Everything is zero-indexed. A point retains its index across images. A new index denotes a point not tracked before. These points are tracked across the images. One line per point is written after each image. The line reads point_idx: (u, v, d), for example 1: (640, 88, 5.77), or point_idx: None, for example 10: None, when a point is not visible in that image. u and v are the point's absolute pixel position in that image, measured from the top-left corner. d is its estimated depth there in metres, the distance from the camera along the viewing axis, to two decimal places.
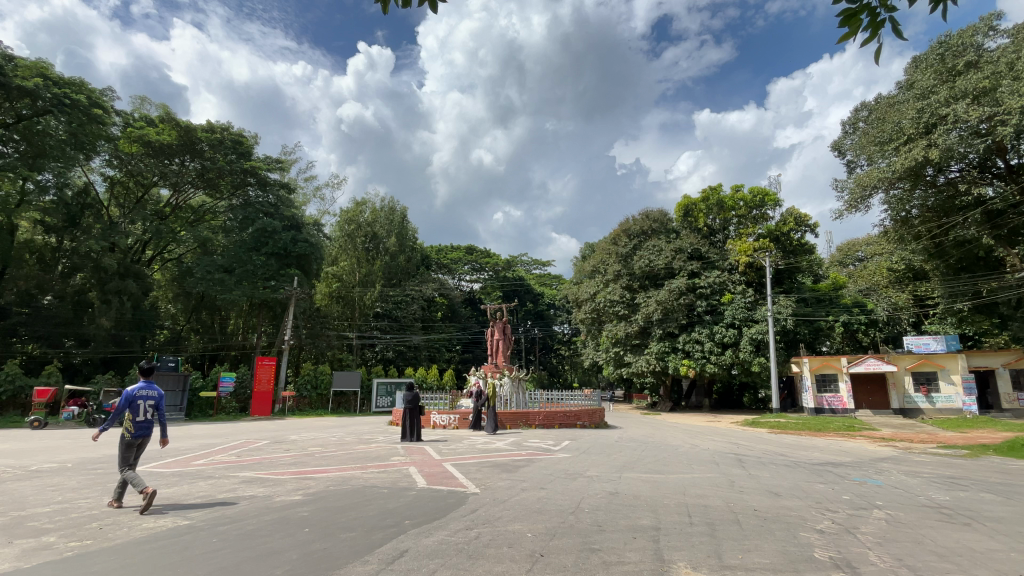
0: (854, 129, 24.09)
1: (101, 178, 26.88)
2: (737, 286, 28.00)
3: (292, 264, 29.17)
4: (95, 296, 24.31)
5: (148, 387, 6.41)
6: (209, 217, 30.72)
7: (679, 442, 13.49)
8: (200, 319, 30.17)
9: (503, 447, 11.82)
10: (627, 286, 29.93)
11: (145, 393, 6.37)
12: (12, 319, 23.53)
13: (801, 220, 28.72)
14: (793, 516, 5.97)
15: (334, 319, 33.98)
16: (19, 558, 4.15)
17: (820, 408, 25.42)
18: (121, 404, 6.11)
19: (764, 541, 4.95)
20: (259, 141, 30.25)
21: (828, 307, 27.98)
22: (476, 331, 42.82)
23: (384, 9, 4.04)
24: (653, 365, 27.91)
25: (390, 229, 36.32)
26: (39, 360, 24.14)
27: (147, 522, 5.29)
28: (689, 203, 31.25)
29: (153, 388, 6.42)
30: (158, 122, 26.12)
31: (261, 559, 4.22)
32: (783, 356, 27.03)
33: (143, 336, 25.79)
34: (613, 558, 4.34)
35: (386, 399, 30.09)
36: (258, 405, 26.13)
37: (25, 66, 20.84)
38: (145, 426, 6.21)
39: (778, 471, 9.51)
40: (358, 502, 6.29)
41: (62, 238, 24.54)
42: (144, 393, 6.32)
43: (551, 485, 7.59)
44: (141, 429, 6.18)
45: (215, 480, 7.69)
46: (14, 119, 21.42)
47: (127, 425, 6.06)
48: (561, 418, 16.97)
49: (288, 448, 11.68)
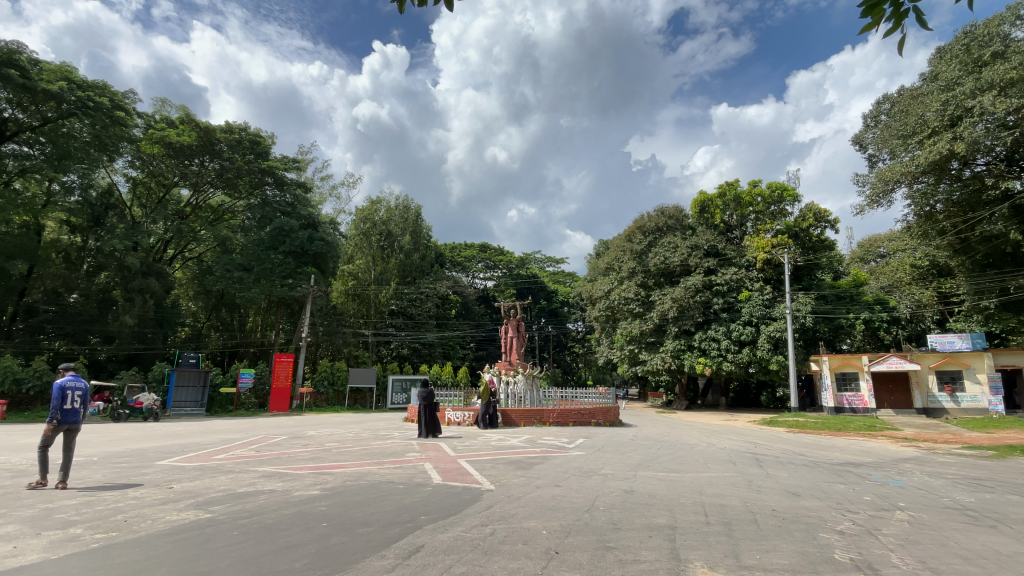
0: (876, 122, 23.51)
1: (124, 179, 27.57)
2: (754, 284, 27.58)
3: (309, 262, 29.51)
4: (119, 294, 24.85)
5: (74, 379, 7.25)
6: (228, 216, 31.22)
7: (695, 441, 13.37)
8: (219, 317, 30.69)
9: (516, 444, 11.83)
10: (642, 283, 29.77)
11: (73, 385, 7.21)
12: (41, 317, 24.27)
13: (820, 216, 28.17)
14: (813, 517, 5.87)
15: (350, 316, 33.79)
16: (48, 550, 4.27)
17: (839, 408, 24.94)
18: (53, 394, 6.92)
19: (782, 541, 4.89)
20: (276, 140, 30.58)
21: (849, 305, 28.06)
22: (490, 329, 43.02)
23: (400, 9, 4.01)
24: (668, 363, 27.59)
25: (404, 228, 36.63)
26: (65, 356, 24.78)
27: (170, 515, 5.41)
28: (705, 198, 30.79)
29: (80, 381, 7.29)
30: (178, 123, 26.57)
31: (279, 552, 4.28)
32: (802, 355, 26.56)
33: (165, 334, 26.62)
34: (629, 557, 4.32)
35: (401, 396, 30.63)
36: (277, 401, 26.45)
37: (50, 70, 21.33)
38: (72, 413, 7.04)
39: (798, 471, 9.36)
40: (375, 497, 6.36)
41: (87, 238, 25.20)
42: (72, 384, 7.18)
43: (566, 482, 7.57)
44: (69, 416, 7.00)
45: (236, 475, 7.82)
46: (40, 121, 22.02)
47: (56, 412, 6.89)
48: (576, 416, 16.87)
49: (305, 443, 11.84)
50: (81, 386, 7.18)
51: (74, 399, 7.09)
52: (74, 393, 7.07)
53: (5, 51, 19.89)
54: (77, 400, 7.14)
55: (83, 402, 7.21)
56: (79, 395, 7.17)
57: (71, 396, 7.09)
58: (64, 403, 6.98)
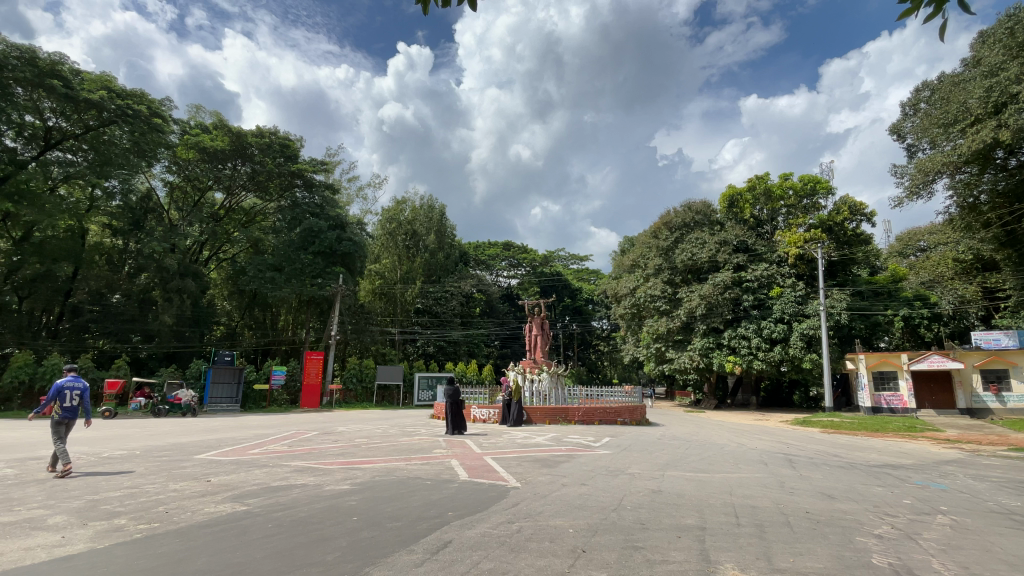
0: (915, 111, 22.52)
1: (162, 184, 28.63)
2: (786, 279, 26.82)
3: (337, 262, 30.12)
4: (158, 293, 25.75)
5: (73, 379, 7.95)
6: (260, 218, 32.02)
7: (724, 441, 13.10)
8: (252, 316, 31.57)
9: (542, 442, 11.84)
10: (668, 280, 29.26)
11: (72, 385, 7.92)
12: (86, 317, 25.53)
13: (856, 209, 27.22)
14: (849, 520, 5.67)
15: (378, 315, 34.32)
16: (95, 539, 4.50)
17: (877, 408, 24.02)
18: (50, 393, 7.65)
19: (817, 544, 4.74)
20: (304, 143, 31.30)
21: (887, 301, 27.38)
22: (514, 327, 43.21)
23: (424, 10, 4.06)
24: (696, 362, 27.12)
25: (429, 227, 36.92)
26: (109, 354, 26.00)
27: (209, 507, 5.62)
28: (734, 192, 30.09)
29: (78, 380, 7.99)
30: (212, 129, 27.47)
31: (312, 545, 4.39)
32: (837, 352, 25.77)
33: (202, 332, 27.68)
34: (657, 557, 4.27)
35: (427, 393, 31.02)
36: (308, 398, 27.15)
37: (91, 79, 22.18)
38: (70, 409, 7.72)
39: (833, 473, 9.08)
40: (403, 492, 6.46)
41: (127, 240, 26.20)
42: (70, 384, 7.86)
43: (593, 481, 7.53)
44: (67, 412, 7.68)
45: (270, 469, 8.06)
46: (82, 130, 23.11)
47: (56, 409, 7.61)
48: (601, 414, 16.74)
49: (335, 438, 12.12)
50: (82, 386, 7.88)
51: (74, 398, 7.80)
52: (76, 393, 7.78)
53: (49, 62, 20.88)
54: (76, 397, 7.86)
55: (81, 400, 7.93)
56: (79, 393, 7.88)
57: (68, 394, 7.79)
58: (62, 401, 7.69)
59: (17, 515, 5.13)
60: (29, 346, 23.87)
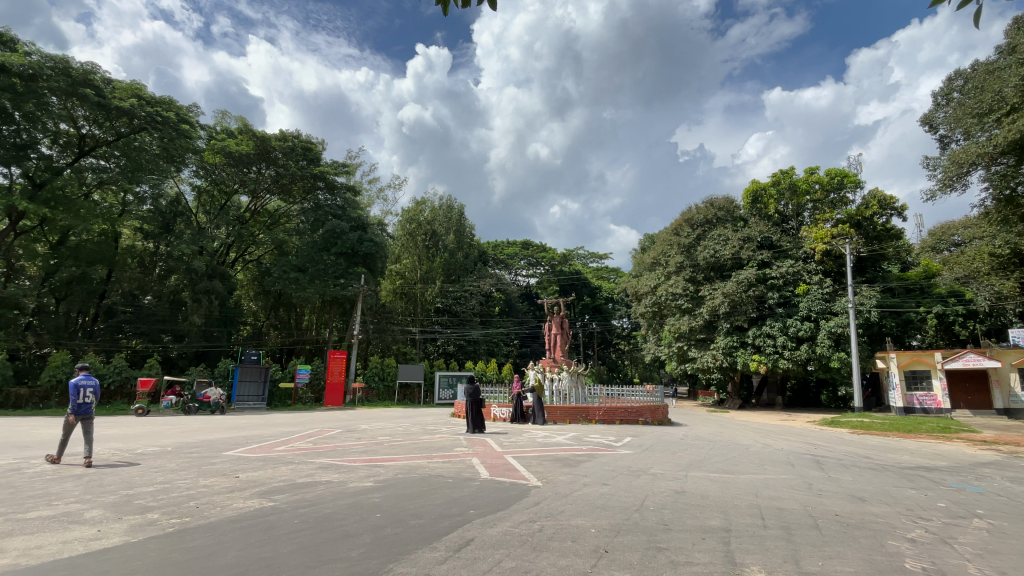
0: (947, 100, 21.70)
1: (190, 188, 29.49)
2: (813, 276, 26.18)
3: (359, 262, 30.56)
4: (187, 295, 26.51)
5: (87, 376, 8.33)
6: (284, 220, 32.61)
7: (749, 441, 12.86)
8: (278, 316, 32.22)
9: (562, 441, 11.81)
10: (690, 278, 28.79)
11: (86, 382, 8.31)
12: (120, 317, 26.40)
13: (885, 203, 26.34)
14: (880, 523, 5.51)
15: (399, 315, 34.73)
16: (130, 533, 4.65)
17: (909, 408, 23.23)
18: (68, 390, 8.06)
19: (847, 548, 4.61)
20: (326, 146, 31.81)
21: (919, 298, 26.33)
22: (534, 326, 43.24)
23: (445, 10, 4.12)
24: (720, 361, 26.66)
25: (448, 227, 37.30)
26: (141, 353, 26.84)
27: (237, 503, 5.76)
28: (758, 188, 29.46)
29: (92, 377, 8.37)
30: (237, 134, 28.15)
31: (336, 541, 4.46)
32: (866, 351, 25.02)
33: (229, 332, 28.32)
34: (681, 558, 4.22)
35: (448, 391, 31.27)
36: (332, 396, 27.63)
37: (121, 87, 23.00)
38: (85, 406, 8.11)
39: (862, 474, 8.85)
40: (425, 490, 6.51)
41: (158, 244, 27.00)
42: (85, 381, 8.26)
43: (614, 481, 7.47)
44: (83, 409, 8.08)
45: (296, 466, 8.23)
46: (114, 137, 23.93)
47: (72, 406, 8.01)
48: (622, 414, 16.60)
49: (358, 436, 12.31)
50: (93, 383, 8.24)
51: (87, 394, 8.19)
52: (88, 390, 8.15)
53: (82, 72, 21.62)
54: (89, 394, 8.25)
55: (95, 397, 8.31)
56: (92, 390, 8.25)
57: (84, 391, 8.18)
58: (77, 398, 8.09)
59: (56, 509, 5.34)
60: (66, 346, 24.84)
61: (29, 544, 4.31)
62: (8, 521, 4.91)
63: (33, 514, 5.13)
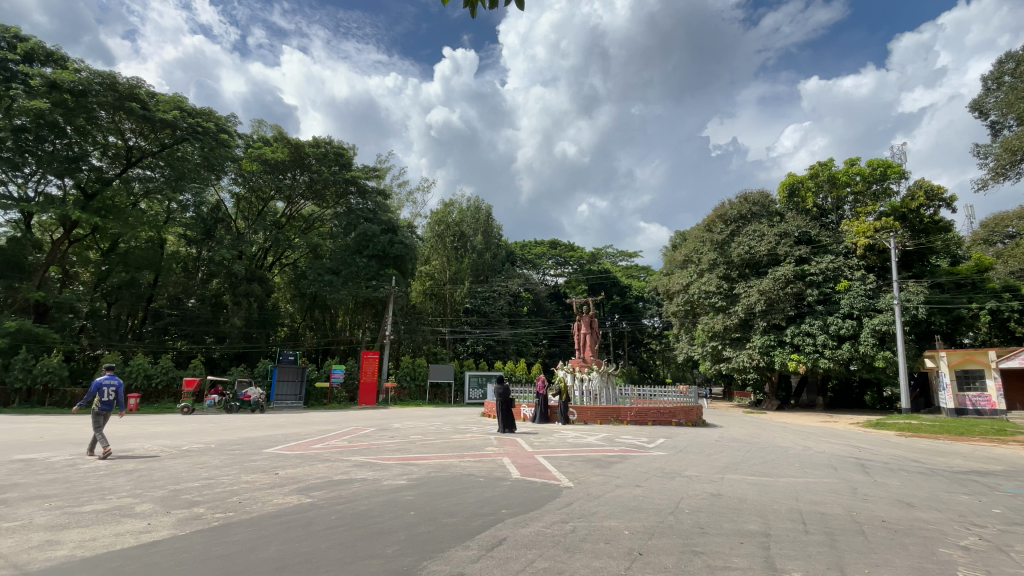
0: (998, 85, 20.29)
1: (229, 195, 30.65)
2: (854, 272, 25.12)
3: (390, 264, 31.09)
4: (228, 298, 27.62)
5: (110, 376, 8.94)
6: (319, 224, 33.35)
7: (788, 443, 12.45)
8: (313, 317, 33.10)
9: (593, 442, 11.71)
10: (724, 275, 28.05)
11: (109, 381, 8.91)
12: (166, 320, 27.61)
13: (933, 194, 25.04)
14: (931, 530, 5.23)
15: (429, 315, 35.16)
16: (178, 526, 4.87)
17: (962, 408, 22.01)
18: (91, 389, 8.67)
19: (895, 555, 4.41)
20: (357, 151, 32.50)
21: (970, 293, 24.90)
22: (563, 326, 43.10)
23: (473, 13, 4.15)
24: (756, 360, 25.85)
25: (476, 228, 37.83)
26: (186, 354, 27.96)
27: (277, 499, 5.95)
28: (795, 181, 28.57)
29: (114, 376, 8.95)
30: (273, 142, 29.08)
31: (372, 538, 4.55)
32: (913, 350, 23.86)
33: (267, 333, 29.12)
34: (718, 563, 4.12)
35: (478, 391, 31.49)
36: (365, 395, 28.17)
37: (165, 100, 23.92)
38: (108, 403, 8.70)
39: (911, 478, 8.44)
40: (457, 489, 6.58)
41: (201, 249, 28.30)
42: (107, 380, 8.87)
43: (648, 483, 7.35)
44: (106, 405, 8.67)
45: (332, 463, 8.43)
46: (159, 147, 25.04)
47: (95, 403, 8.61)
48: (655, 415, 16.33)
49: (391, 435, 12.51)
50: (114, 381, 8.84)
51: (110, 392, 8.80)
52: (109, 388, 8.76)
53: (128, 87, 22.62)
54: (112, 392, 8.85)
55: (117, 394, 8.90)
56: (113, 388, 8.86)
57: (106, 390, 8.78)
58: (100, 396, 8.69)
59: (109, 503, 5.65)
60: (117, 347, 26.23)
61: (85, 536, 4.57)
62: (66, 513, 5.21)
63: (89, 508, 5.45)
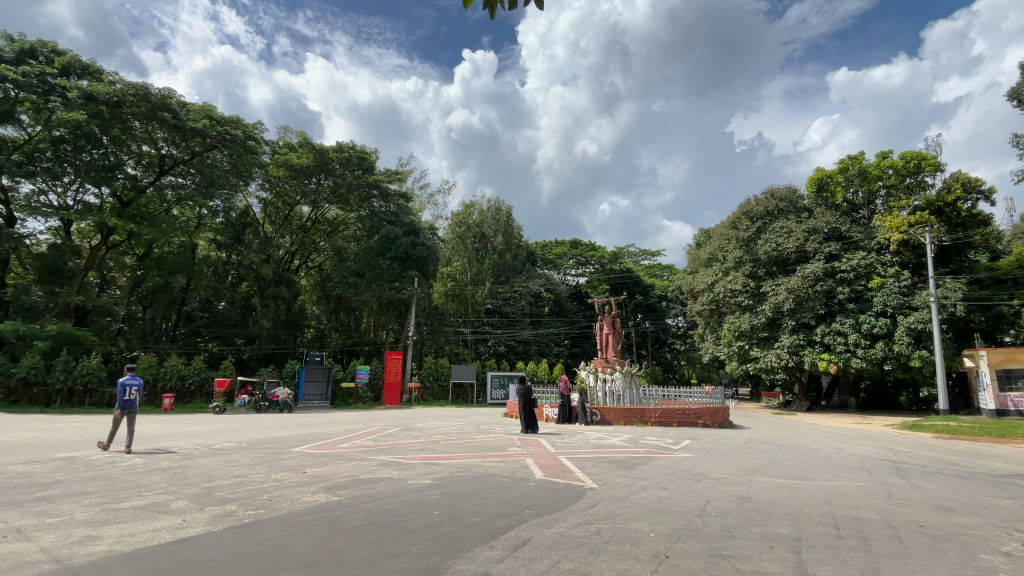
0: None
1: (257, 201, 31.46)
2: (888, 268, 24.29)
3: (412, 266, 31.44)
4: (257, 300, 28.38)
5: (133, 376, 9.31)
6: (343, 227, 33.95)
7: (818, 445, 12.13)
8: (339, 318, 33.65)
9: (618, 443, 11.60)
10: (751, 273, 27.45)
11: (132, 381, 9.28)
12: (198, 323, 28.52)
13: (971, 186, 23.98)
14: (972, 536, 5.02)
15: (451, 316, 35.41)
16: (211, 523, 5.02)
17: (1003, 410, 21.02)
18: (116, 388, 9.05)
19: (933, 562, 4.25)
20: (379, 155, 32.99)
21: (1013, 290, 23.76)
22: (584, 326, 42.88)
23: (492, 15, 4.16)
24: (785, 360, 25.21)
25: (497, 228, 37.95)
26: (217, 355, 28.77)
27: (306, 497, 6.08)
28: (823, 175, 27.82)
29: (137, 377, 9.33)
30: (298, 148, 29.74)
31: (398, 536, 4.61)
32: (951, 349, 22.98)
33: (294, 335, 29.75)
34: (748, 566, 4.05)
35: (500, 391, 31.55)
36: (390, 395, 28.55)
37: (195, 109, 24.78)
38: (130, 402, 9.06)
39: (950, 482, 8.12)
40: (481, 489, 6.61)
41: (230, 253, 29.14)
42: (130, 380, 9.24)
43: (673, 485, 7.25)
44: (128, 404, 9.03)
45: (358, 462, 8.57)
46: (190, 155, 25.82)
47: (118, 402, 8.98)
48: (680, 416, 16.10)
49: (415, 435, 12.62)
50: (137, 381, 9.23)
51: (132, 392, 9.18)
52: (133, 387, 9.14)
53: (160, 98, 23.46)
54: (135, 391, 9.24)
55: (140, 394, 9.29)
56: (136, 388, 9.24)
57: (129, 389, 9.14)
58: (123, 395, 9.05)
59: (146, 500, 5.86)
60: (153, 349, 27.24)
61: (124, 531, 4.75)
62: (106, 510, 5.43)
63: (127, 504, 5.66)
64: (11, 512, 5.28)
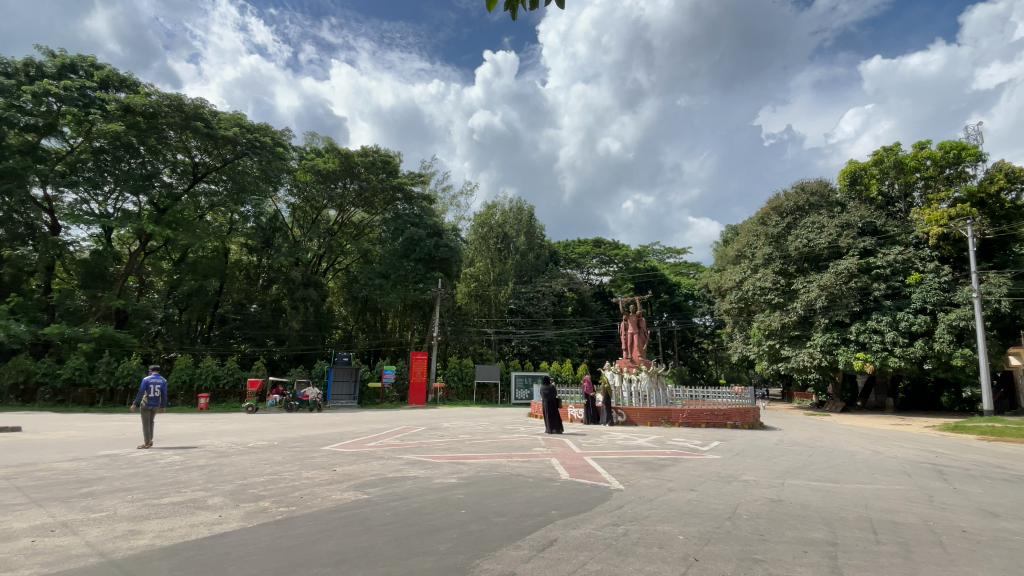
0: None
1: (286, 206, 32.28)
2: (927, 264, 23.33)
3: (436, 267, 31.74)
4: (287, 302, 29.09)
5: (156, 375, 9.66)
6: (368, 230, 34.50)
7: (855, 447, 11.73)
8: (366, 320, 34.17)
9: (645, 444, 11.47)
10: (781, 270, 26.84)
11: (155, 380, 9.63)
12: (232, 324, 29.44)
13: (1017, 176, 22.80)
14: (1019, 542, 4.78)
15: (475, 316, 35.58)
16: (246, 519, 5.18)
17: None
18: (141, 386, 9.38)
19: (978, 568, 4.06)
20: (402, 158, 33.42)
21: None
22: (609, 325, 42.53)
23: (513, 14, 4.12)
24: (818, 360, 24.47)
25: (519, 229, 37.95)
26: (249, 356, 29.59)
27: (336, 494, 6.21)
28: (856, 168, 26.87)
29: (160, 376, 9.69)
30: (324, 153, 30.41)
31: (426, 534, 4.66)
32: (997, 347, 21.90)
33: (323, 336, 30.35)
34: (780, 571, 3.96)
35: (524, 391, 31.53)
36: (415, 395, 28.90)
37: (226, 118, 25.54)
38: (155, 400, 9.43)
39: (996, 486, 7.74)
40: (508, 488, 6.63)
41: (261, 257, 29.94)
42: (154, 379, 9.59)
43: (702, 486, 7.13)
44: (154, 402, 9.41)
45: (385, 461, 8.70)
46: (222, 163, 26.61)
47: (144, 400, 9.32)
48: (708, 417, 15.82)
49: (441, 434, 12.72)
50: (161, 380, 9.60)
51: (156, 390, 9.52)
52: (157, 386, 9.50)
53: (193, 108, 24.31)
54: (159, 390, 9.59)
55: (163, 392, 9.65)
56: (159, 386, 9.59)
57: (153, 388, 9.49)
58: (148, 393, 9.41)
59: (184, 496, 6.09)
60: (189, 350, 28.28)
61: (165, 526, 4.95)
62: (147, 505, 5.66)
63: (166, 500, 5.89)
64: (59, 507, 5.56)
